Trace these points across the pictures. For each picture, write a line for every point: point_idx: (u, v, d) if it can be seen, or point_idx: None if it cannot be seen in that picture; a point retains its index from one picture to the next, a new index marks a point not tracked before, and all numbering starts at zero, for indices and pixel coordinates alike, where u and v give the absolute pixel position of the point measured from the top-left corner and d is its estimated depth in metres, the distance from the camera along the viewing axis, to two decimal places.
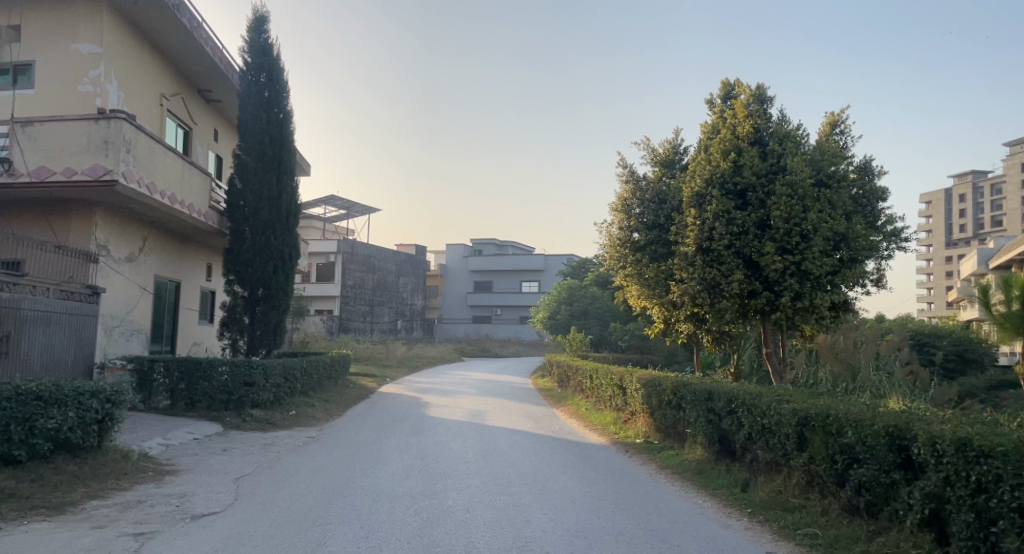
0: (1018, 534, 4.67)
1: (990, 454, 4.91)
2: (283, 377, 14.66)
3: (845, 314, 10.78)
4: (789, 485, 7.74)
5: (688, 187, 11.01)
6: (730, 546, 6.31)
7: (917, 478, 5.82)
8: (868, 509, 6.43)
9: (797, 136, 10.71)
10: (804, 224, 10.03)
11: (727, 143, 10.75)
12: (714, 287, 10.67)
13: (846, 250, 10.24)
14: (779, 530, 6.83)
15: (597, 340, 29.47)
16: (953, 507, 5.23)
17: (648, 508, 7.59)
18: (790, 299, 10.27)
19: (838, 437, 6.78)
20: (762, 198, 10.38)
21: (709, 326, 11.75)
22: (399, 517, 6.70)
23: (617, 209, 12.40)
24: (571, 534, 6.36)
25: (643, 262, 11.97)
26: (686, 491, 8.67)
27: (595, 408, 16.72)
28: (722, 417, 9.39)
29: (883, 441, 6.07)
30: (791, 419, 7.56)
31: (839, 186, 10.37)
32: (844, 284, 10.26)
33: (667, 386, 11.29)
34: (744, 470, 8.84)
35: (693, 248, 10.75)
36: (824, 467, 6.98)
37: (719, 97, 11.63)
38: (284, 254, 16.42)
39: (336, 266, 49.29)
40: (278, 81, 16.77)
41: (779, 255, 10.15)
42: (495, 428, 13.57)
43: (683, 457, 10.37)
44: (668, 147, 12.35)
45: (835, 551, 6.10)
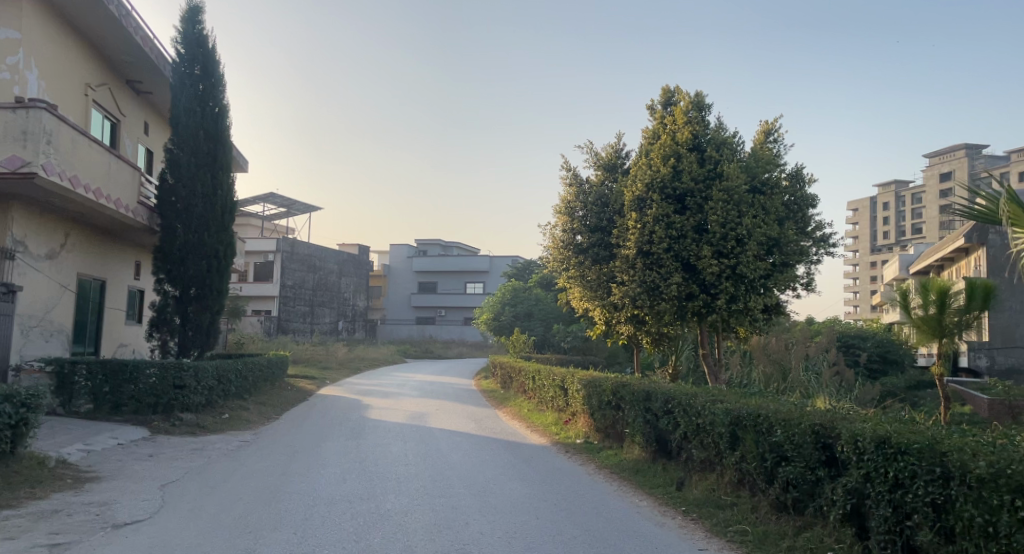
0: (932, 528, 4.91)
1: (906, 451, 5.14)
2: (215, 379, 14.22)
3: (777, 316, 11.16)
4: (722, 483, 7.95)
5: (628, 191, 11.16)
6: (664, 544, 6.43)
7: (840, 474, 6.06)
8: (795, 505, 6.63)
9: (733, 143, 11.02)
10: (739, 228, 10.33)
11: (667, 149, 10.96)
12: (654, 290, 10.86)
13: (778, 255, 10.62)
14: (711, 527, 7.00)
15: (540, 342, 29.64)
16: (873, 502, 5.47)
17: (587, 508, 7.67)
18: (725, 301, 10.57)
19: (767, 435, 7.01)
20: (700, 203, 10.64)
21: (648, 328, 11.93)
22: (334, 522, 6.59)
23: (560, 211, 12.47)
24: (510, 535, 6.38)
25: (585, 264, 12.11)
26: (625, 490, 8.79)
27: (536, 409, 16.82)
28: (659, 417, 9.57)
29: (809, 439, 6.30)
30: (725, 419, 7.77)
31: (772, 193, 10.75)
32: (776, 287, 10.64)
33: (607, 386, 11.45)
34: (680, 469, 9.03)
35: (633, 251, 10.92)
36: (754, 465, 7.19)
37: (660, 103, 11.86)
38: (218, 252, 15.95)
39: (275, 265, 48.16)
40: (213, 74, 16.29)
41: (715, 258, 10.42)
42: (436, 430, 13.50)
43: (621, 457, 10.52)
44: (611, 150, 12.47)
45: (764, 547, 6.29)
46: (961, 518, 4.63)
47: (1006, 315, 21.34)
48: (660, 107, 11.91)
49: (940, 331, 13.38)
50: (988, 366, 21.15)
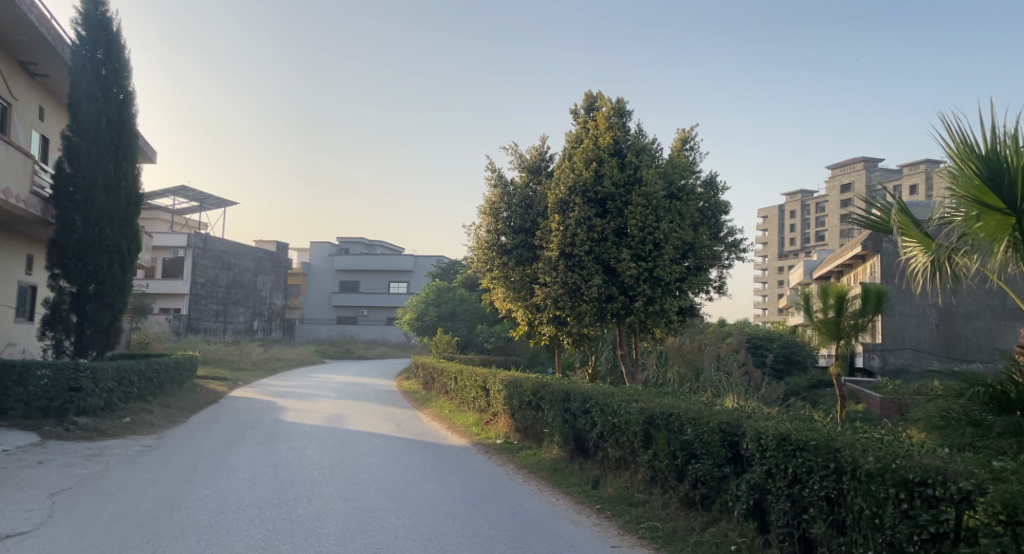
0: (825, 520, 5.18)
1: (804, 447, 5.41)
2: (116, 381, 13.52)
3: (691, 318, 11.55)
4: (635, 481, 8.13)
5: (552, 194, 11.25)
6: (578, 541, 6.54)
7: (744, 471, 6.31)
8: (702, 501, 6.85)
9: (652, 149, 11.30)
10: (656, 232, 10.63)
11: (590, 153, 11.12)
12: (575, 291, 11.01)
13: (692, 259, 10.98)
14: (623, 524, 7.16)
15: (463, 342, 29.57)
16: (773, 497, 5.73)
17: (503, 508, 7.69)
18: (642, 303, 10.84)
19: (679, 433, 7.22)
20: (620, 207, 10.85)
21: (569, 328, 12.08)
22: (241, 529, 6.37)
23: (484, 212, 12.41)
24: (426, 537, 6.34)
25: (509, 265, 12.14)
26: (543, 489, 8.87)
27: (457, 410, 16.80)
28: (577, 416, 9.72)
29: (717, 437, 6.53)
30: (639, 418, 7.95)
31: (687, 199, 11.10)
32: (690, 290, 11.02)
33: (527, 386, 11.54)
34: (596, 467, 9.19)
35: (555, 252, 11.01)
36: (665, 463, 7.40)
37: (583, 108, 12.03)
38: (121, 247, 15.19)
39: (185, 261, 46.10)
40: (117, 59, 15.55)
41: (633, 261, 10.67)
42: (354, 432, 13.26)
43: (540, 456, 10.63)
44: (535, 153, 12.55)
45: (673, 543, 6.47)
46: (852, 511, 4.90)
47: (897, 318, 22.78)
48: (583, 112, 12.08)
49: (837, 333, 14.17)
50: (880, 366, 22.62)
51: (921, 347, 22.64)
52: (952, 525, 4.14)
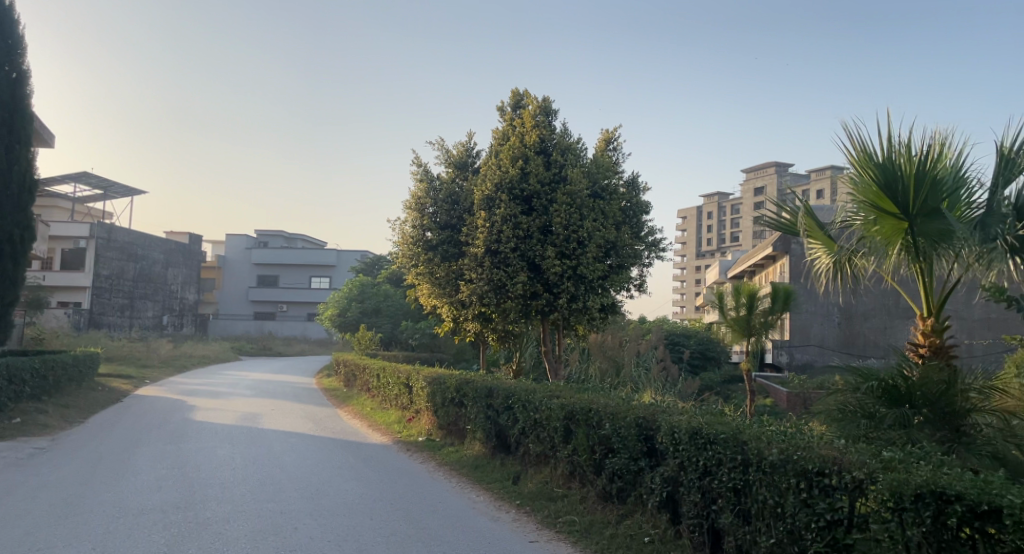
0: (732, 510, 5.37)
1: (714, 441, 5.59)
2: (5, 379, 12.71)
3: (613, 315, 11.77)
4: (555, 476, 8.21)
5: (478, 190, 11.21)
6: (497, 537, 6.56)
7: (657, 464, 6.47)
8: (618, 494, 6.99)
9: (577, 149, 11.43)
10: (580, 231, 10.77)
11: (516, 150, 11.15)
12: (500, 288, 11.01)
13: (615, 258, 11.18)
14: (542, 519, 7.22)
15: (386, 339, 29.36)
16: (685, 489, 5.90)
17: (423, 506, 7.61)
18: (566, 301, 10.97)
19: (597, 429, 7.34)
20: (545, 205, 10.93)
21: (494, 325, 12.09)
22: (142, 534, 6.08)
23: (410, 207, 12.25)
24: (341, 538, 6.23)
25: (434, 261, 12.00)
26: (464, 486, 8.84)
27: (378, 407, 16.55)
28: (499, 413, 9.73)
29: (633, 432, 6.67)
30: (560, 413, 8.04)
31: (610, 198, 11.28)
32: (612, 288, 11.22)
33: (451, 383, 11.47)
34: (516, 463, 9.24)
35: (481, 249, 10.96)
36: (584, 458, 7.52)
37: (509, 105, 12.04)
38: (12, 236, 14.21)
39: (87, 252, 43.67)
40: (10, 35, 14.53)
41: (558, 259, 10.78)
42: (269, 431, 12.87)
43: (461, 453, 10.60)
44: (461, 149, 12.48)
45: (590, 536, 6.57)
46: (757, 500, 5.09)
47: (804, 316, 23.88)
48: (509, 109, 12.09)
49: (748, 329, 14.78)
50: (788, 362, 23.63)
51: (824, 343, 23.83)
52: (847, 511, 4.36)
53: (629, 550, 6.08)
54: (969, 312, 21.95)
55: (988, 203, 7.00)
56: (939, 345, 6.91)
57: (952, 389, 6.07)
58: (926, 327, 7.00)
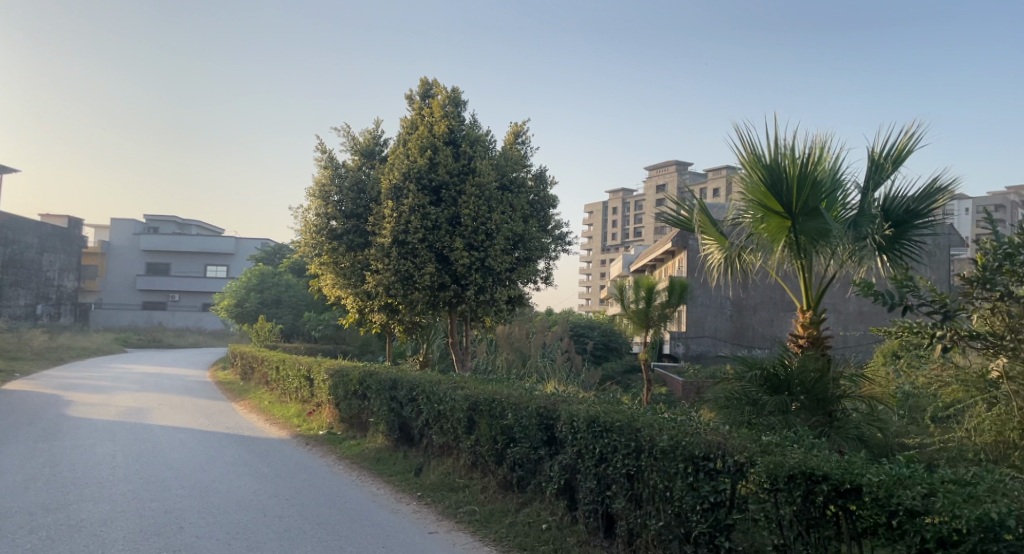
0: (625, 495, 5.55)
1: (611, 429, 5.76)
2: None
3: (519, 307, 11.89)
4: (457, 466, 8.22)
5: (385, 179, 11.05)
6: (396, 530, 6.50)
7: (556, 452, 6.60)
8: (519, 483, 7.09)
9: (486, 141, 11.43)
10: (488, 223, 10.79)
11: (425, 140, 11.05)
12: (408, 279, 10.88)
13: (522, 250, 11.26)
14: (442, 510, 7.20)
15: (288, 330, 28.30)
16: (582, 476, 6.05)
17: (320, 501, 7.43)
18: (473, 293, 10.98)
19: (500, 419, 7.39)
20: (454, 196, 10.88)
21: (401, 316, 11.93)
22: (8, 539, 5.66)
23: (313, 194, 11.90)
24: (231, 536, 6.02)
25: (339, 251, 11.70)
26: (365, 479, 8.70)
27: (277, 401, 16.03)
28: (403, 405, 9.63)
29: (535, 421, 6.77)
30: (464, 404, 8.04)
31: (518, 191, 11.37)
32: (519, 280, 11.31)
33: (353, 376, 11.26)
34: (419, 455, 9.18)
35: (388, 239, 10.79)
36: (486, 447, 7.56)
37: (418, 93, 11.90)
38: None
39: None
40: None
41: (466, 251, 10.76)
42: (156, 427, 12.22)
43: (363, 446, 10.41)
44: (368, 137, 12.25)
45: (489, 525, 6.61)
46: (649, 485, 5.29)
47: (698, 309, 24.91)
48: (418, 98, 11.95)
49: (647, 321, 15.31)
50: (684, 352, 24.40)
51: (718, 335, 24.97)
52: (729, 493, 4.59)
53: (528, 537, 6.17)
54: (845, 305, 23.63)
55: (860, 203, 7.52)
56: (816, 336, 7.39)
57: (826, 377, 6.53)
58: (806, 320, 7.46)
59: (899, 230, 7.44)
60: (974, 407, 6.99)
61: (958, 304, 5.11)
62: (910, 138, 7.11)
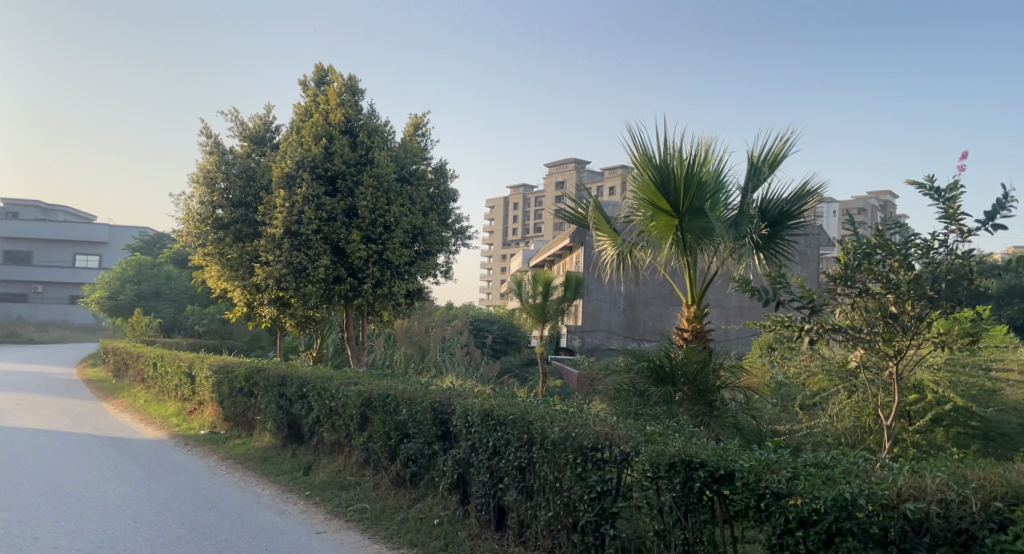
0: (516, 488, 5.61)
1: (504, 422, 5.80)
2: None
3: (419, 301, 11.75)
4: (349, 464, 8.05)
5: (276, 167, 10.64)
6: (280, 531, 6.30)
7: (450, 446, 6.60)
8: (411, 479, 7.02)
9: (385, 132, 11.22)
10: (387, 215, 10.60)
11: (319, 128, 10.73)
12: (300, 272, 10.52)
13: (421, 243, 11.16)
14: (332, 509, 7.03)
15: (167, 325, 26.74)
16: (476, 469, 6.06)
17: (198, 504, 7.09)
18: (371, 286, 10.75)
19: (394, 415, 7.30)
20: (350, 186, 10.61)
21: (293, 311, 11.53)
22: None
23: (198, 180, 11.32)
24: (96, 545, 5.64)
25: (226, 241, 11.18)
26: (250, 480, 8.37)
27: (155, 399, 15.13)
28: (292, 402, 9.32)
29: (429, 416, 6.72)
30: (357, 400, 7.87)
31: (419, 183, 11.23)
32: (419, 274, 11.18)
33: (239, 372, 10.79)
34: (309, 453, 8.91)
35: (279, 230, 10.40)
36: (379, 444, 7.44)
37: (313, 80, 11.52)
38: None
39: None
40: None
41: (363, 243, 10.52)
42: (13, 431, 11.24)
43: (249, 446, 10.00)
44: (258, 122, 11.76)
45: (380, 522, 6.52)
46: (539, 477, 5.38)
47: (594, 303, 25.56)
48: (312, 85, 11.57)
49: (544, 315, 15.55)
50: (580, 345, 25.07)
51: (612, 328, 25.72)
52: (615, 482, 4.73)
53: (419, 533, 6.13)
54: (727, 301, 24.92)
55: (741, 204, 7.93)
56: (700, 330, 7.72)
57: (706, 367, 6.83)
58: (690, 314, 7.78)
59: (775, 230, 7.86)
60: (838, 394, 7.53)
61: (824, 299, 5.47)
62: (785, 144, 7.55)
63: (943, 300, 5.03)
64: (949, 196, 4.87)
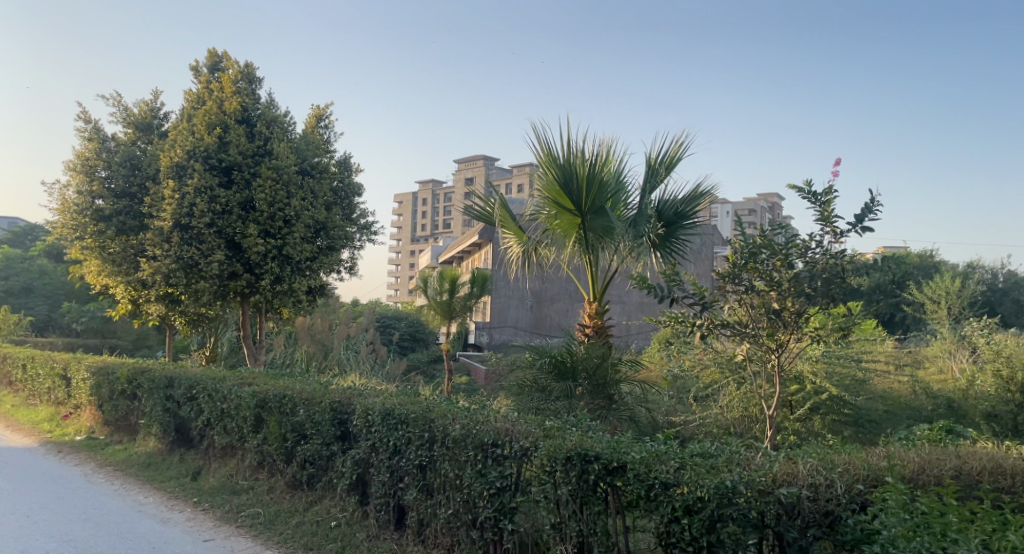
0: (417, 486, 5.55)
1: (405, 421, 5.72)
2: None
3: (320, 297, 11.44)
4: (241, 468, 7.75)
5: (165, 156, 10.08)
6: (163, 541, 5.98)
7: (349, 447, 6.45)
8: (308, 481, 6.83)
9: (284, 122, 10.84)
10: (286, 208, 10.24)
11: (213, 117, 10.24)
12: (191, 267, 10.02)
13: (324, 238, 10.86)
14: (221, 515, 6.73)
15: (41, 323, 25.03)
16: (375, 469, 5.96)
17: (71, 516, 6.61)
18: (269, 282, 10.36)
19: (290, 416, 7.06)
20: (247, 178, 10.17)
21: (183, 308, 10.96)
22: None
23: (75, 168, 10.59)
24: None
25: (107, 234, 10.48)
26: (131, 487, 7.89)
27: (25, 404, 14.02)
28: (181, 404, 8.88)
29: (327, 417, 6.54)
30: (250, 402, 7.56)
31: (320, 176, 10.91)
32: (321, 270, 10.88)
33: (121, 374, 10.17)
34: (198, 458, 8.51)
35: (168, 223, 9.85)
36: (274, 446, 7.20)
37: (206, 66, 10.99)
38: None
39: None
40: None
41: (261, 238, 10.12)
42: None
43: (132, 451, 9.45)
44: (145, 108, 11.13)
45: (273, 527, 6.30)
46: (440, 474, 5.35)
47: (501, 299, 25.71)
48: (205, 71, 11.03)
49: (450, 312, 15.50)
50: (488, 342, 25.17)
51: (519, 324, 25.95)
52: (514, 476, 4.76)
53: (315, 536, 5.97)
54: (629, 297, 25.68)
55: (640, 204, 8.15)
56: (600, 326, 7.90)
57: (606, 362, 7.00)
58: (592, 310, 7.94)
59: (671, 229, 8.12)
60: (728, 386, 7.90)
61: (713, 296, 5.70)
62: (680, 147, 7.82)
63: (819, 297, 5.39)
64: (824, 200, 5.18)
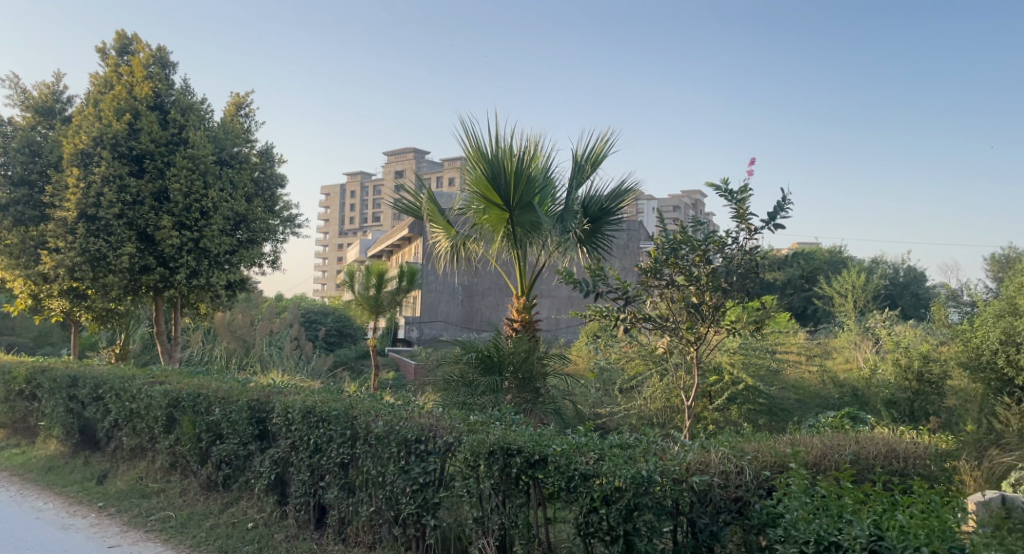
0: (338, 484, 5.44)
1: (326, 418, 5.59)
2: None
3: (241, 292, 11.06)
4: (152, 470, 7.40)
5: (69, 143, 9.52)
6: (62, 549, 5.63)
7: (268, 446, 6.26)
8: (224, 482, 6.60)
9: (201, 110, 10.41)
10: (203, 199, 9.85)
11: (122, 102, 9.74)
12: (98, 260, 9.50)
13: (244, 231, 10.50)
14: (129, 520, 6.42)
15: None
16: (295, 468, 5.80)
17: None
18: (185, 277, 9.88)
19: (205, 415, 6.80)
20: (160, 167, 9.72)
21: (89, 304, 10.39)
22: None
23: None
24: None
25: (3, 225, 9.82)
26: (29, 494, 7.43)
27: None
28: (86, 404, 8.42)
29: (244, 416, 6.32)
30: (161, 402, 7.25)
31: (240, 167, 10.55)
32: (241, 263, 10.49)
33: (19, 373, 9.55)
34: (105, 460, 8.09)
35: (73, 213, 9.31)
36: (188, 447, 6.92)
37: (114, 48, 10.44)
38: None
39: None
40: None
41: (175, 230, 9.69)
42: None
43: (30, 455, 8.89)
44: (45, 91, 10.50)
45: (185, 531, 6.05)
46: (362, 472, 5.26)
47: (431, 294, 25.60)
48: (114, 54, 10.49)
49: (378, 307, 15.27)
50: (418, 337, 25.09)
51: (450, 319, 25.88)
52: (437, 472, 4.73)
53: (230, 538, 5.76)
54: (557, 291, 25.97)
55: (567, 200, 8.22)
56: (528, 320, 7.93)
57: (532, 357, 7.03)
58: (519, 305, 7.96)
59: (596, 225, 8.27)
60: (651, 378, 8.08)
61: (637, 290, 5.79)
62: (605, 144, 7.92)
63: (735, 291, 5.56)
64: (739, 198, 5.34)
